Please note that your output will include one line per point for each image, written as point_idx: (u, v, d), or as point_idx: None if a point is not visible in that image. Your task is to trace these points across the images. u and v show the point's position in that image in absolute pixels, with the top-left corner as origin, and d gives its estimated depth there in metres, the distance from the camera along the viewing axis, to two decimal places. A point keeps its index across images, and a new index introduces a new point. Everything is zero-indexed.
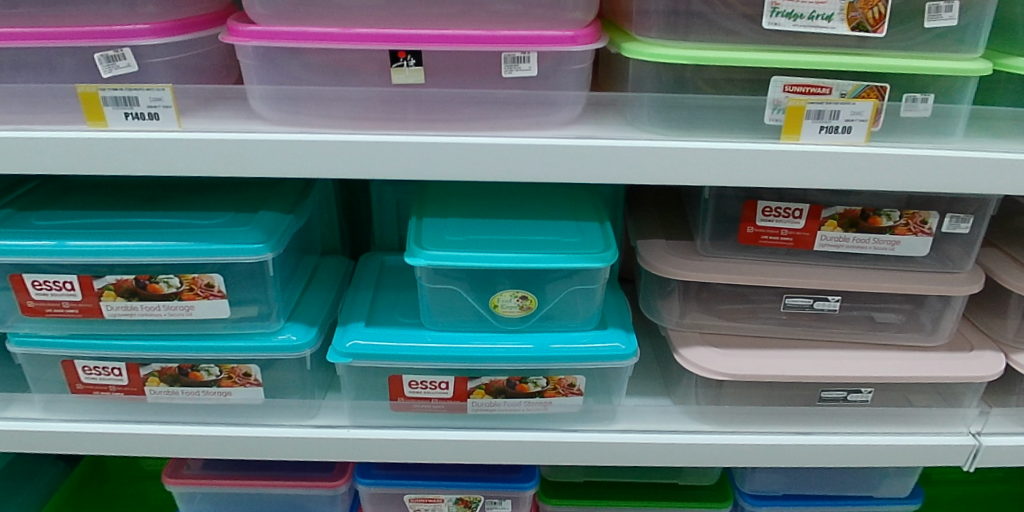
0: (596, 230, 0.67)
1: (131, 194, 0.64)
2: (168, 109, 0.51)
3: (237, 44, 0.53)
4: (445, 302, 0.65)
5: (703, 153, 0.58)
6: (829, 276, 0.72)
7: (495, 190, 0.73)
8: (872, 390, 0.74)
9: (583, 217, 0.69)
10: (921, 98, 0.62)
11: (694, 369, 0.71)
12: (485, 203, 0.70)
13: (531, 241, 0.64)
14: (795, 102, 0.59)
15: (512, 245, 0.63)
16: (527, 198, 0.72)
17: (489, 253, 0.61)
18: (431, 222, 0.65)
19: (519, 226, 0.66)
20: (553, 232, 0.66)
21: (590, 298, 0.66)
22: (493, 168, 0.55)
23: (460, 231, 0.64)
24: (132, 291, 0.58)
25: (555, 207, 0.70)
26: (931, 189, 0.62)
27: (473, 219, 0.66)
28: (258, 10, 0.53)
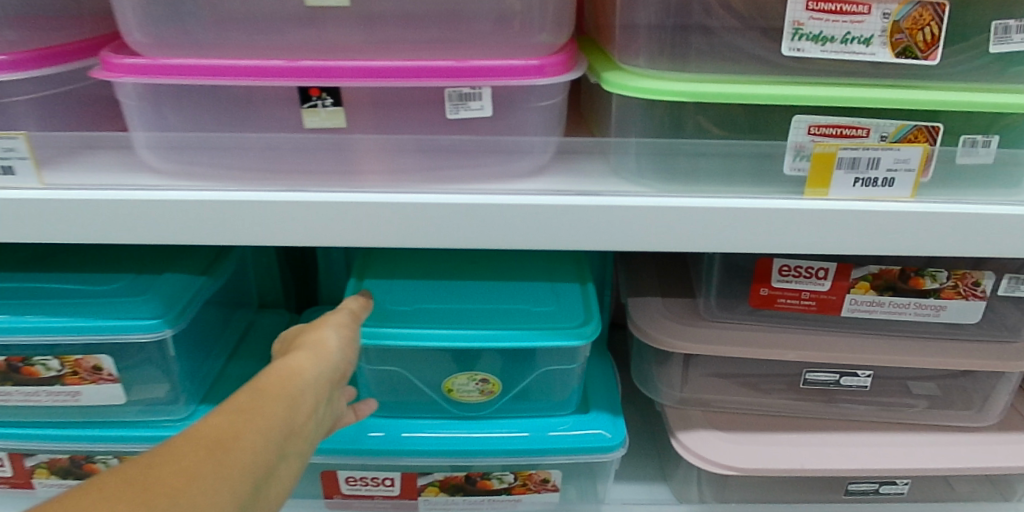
0: (577, 294, 0.55)
1: (16, 250, 0.53)
2: (25, 161, 0.41)
3: (112, 80, 0.42)
4: (390, 384, 0.54)
5: (704, 213, 0.46)
6: (859, 348, 0.60)
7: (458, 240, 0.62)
8: (909, 481, 0.61)
9: (562, 278, 0.57)
10: (982, 141, 0.49)
11: (693, 460, 0.59)
12: (444, 259, 0.59)
13: (495, 310, 0.52)
14: (823, 149, 0.47)
15: (471, 316, 0.52)
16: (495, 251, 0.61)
17: (442, 329, 0.50)
18: (375, 285, 0.54)
19: (482, 290, 0.55)
20: (523, 297, 0.54)
21: (568, 379, 0.55)
22: (436, 234, 0.43)
23: (409, 297, 0.53)
24: (4, 374, 0.48)
25: (529, 264, 0.59)
26: (991, 255, 0.50)
27: (427, 280, 0.55)
28: (137, 37, 0.42)
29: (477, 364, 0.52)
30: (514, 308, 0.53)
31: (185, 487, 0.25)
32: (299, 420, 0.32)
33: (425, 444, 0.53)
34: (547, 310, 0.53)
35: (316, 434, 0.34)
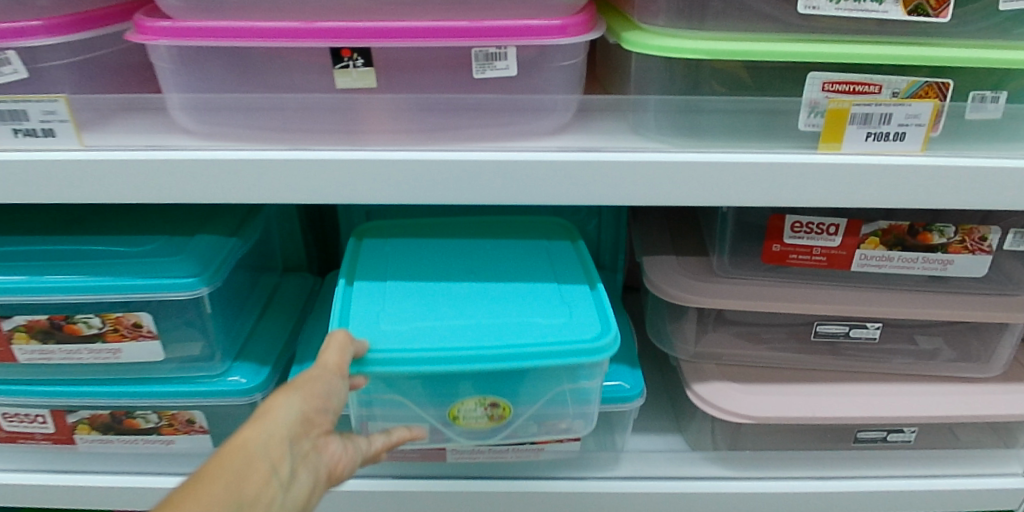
0: (587, 304, 0.52)
1: (50, 217, 0.55)
2: (65, 123, 0.42)
3: (145, 43, 0.43)
4: (389, 410, 0.52)
5: (725, 168, 0.47)
6: (869, 302, 0.62)
7: (456, 246, 0.59)
8: (915, 429, 0.64)
9: (569, 286, 0.54)
10: (992, 96, 0.51)
11: (709, 409, 0.62)
12: (441, 267, 0.56)
13: (499, 325, 0.49)
14: (837, 105, 0.49)
15: (473, 332, 0.48)
16: (496, 256, 0.58)
17: (442, 351, 0.47)
18: (368, 300, 0.51)
19: (484, 304, 0.51)
20: (528, 310, 0.51)
21: (579, 393, 0.53)
22: (465, 191, 0.45)
23: (407, 313, 0.50)
24: (48, 332, 0.50)
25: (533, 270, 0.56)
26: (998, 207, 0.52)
27: (425, 292, 0.52)
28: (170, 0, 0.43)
29: (482, 388, 0.51)
30: (519, 321, 0.50)
31: None
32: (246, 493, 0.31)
33: None
34: (555, 323, 0.50)
35: (277, 503, 0.33)
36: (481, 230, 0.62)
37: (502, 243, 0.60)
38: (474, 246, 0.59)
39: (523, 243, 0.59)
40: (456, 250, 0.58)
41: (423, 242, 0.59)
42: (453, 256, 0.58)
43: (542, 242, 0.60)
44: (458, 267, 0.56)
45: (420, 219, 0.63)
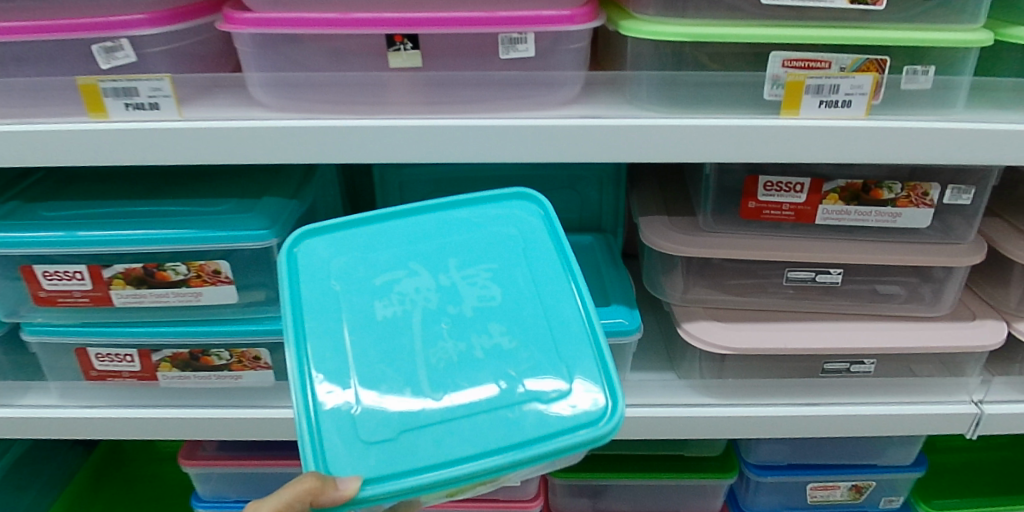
0: (589, 363, 0.44)
1: (134, 184, 0.65)
2: (168, 98, 0.52)
3: (234, 31, 0.53)
4: None
5: (704, 130, 0.58)
6: (832, 250, 0.72)
7: (415, 267, 0.49)
8: (874, 361, 0.75)
9: (557, 320, 0.46)
10: (922, 70, 0.61)
11: (696, 343, 0.72)
12: (400, 306, 0.47)
13: (489, 416, 0.42)
14: (794, 77, 0.59)
15: (461, 433, 0.42)
16: (468, 287, 0.48)
17: (431, 472, 0.40)
18: (322, 387, 0.43)
19: (465, 388, 0.44)
20: (518, 383, 0.44)
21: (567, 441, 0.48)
22: (496, 149, 0.55)
23: (374, 416, 0.42)
24: (141, 279, 0.59)
25: (518, 315, 0.47)
26: (931, 161, 0.62)
27: (388, 363, 0.44)
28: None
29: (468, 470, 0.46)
30: (514, 406, 0.43)
31: None
32: None
33: None
34: (555, 400, 0.43)
35: None
36: (445, 229, 0.51)
37: (474, 261, 0.50)
38: (438, 266, 0.49)
39: (500, 259, 0.50)
40: (418, 281, 0.48)
41: (375, 258, 0.50)
42: (415, 296, 0.47)
43: (521, 250, 0.50)
44: (421, 320, 0.46)
45: (364, 215, 0.52)
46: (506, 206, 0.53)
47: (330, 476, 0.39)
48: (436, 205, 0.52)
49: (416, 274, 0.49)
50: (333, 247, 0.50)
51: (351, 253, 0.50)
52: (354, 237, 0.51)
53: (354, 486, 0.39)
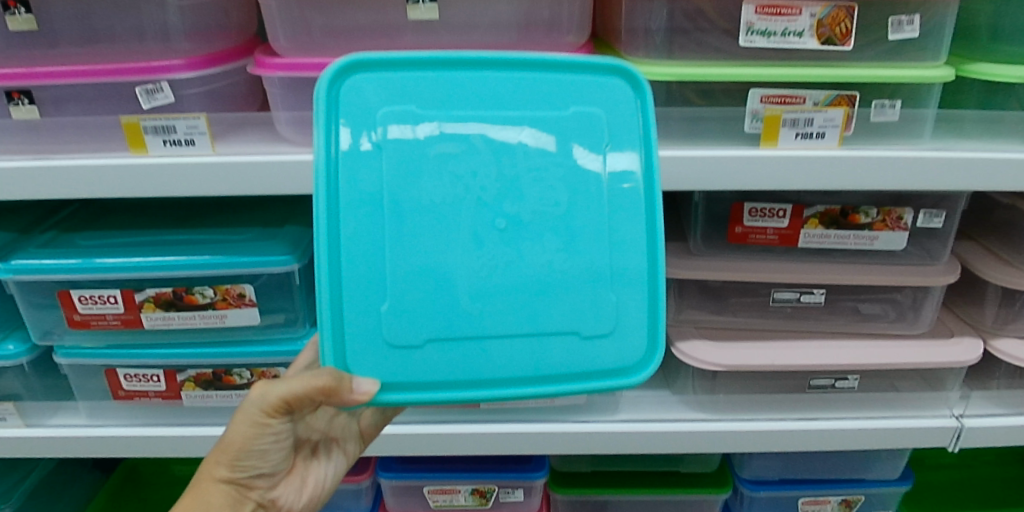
0: (638, 309, 0.51)
1: (165, 213, 0.70)
2: (203, 135, 0.59)
3: (265, 74, 0.59)
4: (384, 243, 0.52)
5: (688, 161, 0.63)
6: (816, 272, 0.77)
7: (476, 143, 0.48)
8: (858, 377, 0.79)
9: (619, 250, 0.50)
10: (890, 104, 0.67)
11: (689, 361, 0.76)
12: (456, 190, 0.48)
13: (521, 344, 0.49)
14: (771, 112, 0.65)
15: (492, 348, 0.49)
16: (530, 182, 0.48)
17: (458, 389, 0.49)
18: (364, 278, 0.47)
19: (505, 307, 0.49)
20: (562, 318, 0.50)
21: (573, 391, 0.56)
22: None
23: (409, 317, 0.48)
24: (170, 302, 0.64)
25: (573, 232, 0.49)
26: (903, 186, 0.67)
27: (437, 268, 0.48)
28: (282, 43, 0.60)
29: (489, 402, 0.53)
30: (549, 336, 0.50)
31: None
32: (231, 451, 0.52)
33: None
34: (590, 339, 0.50)
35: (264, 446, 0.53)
36: (517, 95, 0.49)
37: (541, 145, 0.49)
38: (503, 147, 0.48)
39: (568, 149, 0.49)
40: (478, 161, 0.48)
41: (430, 119, 0.48)
42: (469, 181, 0.48)
43: (594, 142, 0.50)
44: (474, 212, 0.48)
45: (422, 58, 0.48)
46: (588, 78, 0.50)
47: (347, 379, 0.46)
48: (506, 64, 0.49)
49: (473, 149, 0.48)
50: (384, 92, 0.48)
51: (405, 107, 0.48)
52: (411, 82, 0.48)
53: (370, 387, 0.47)
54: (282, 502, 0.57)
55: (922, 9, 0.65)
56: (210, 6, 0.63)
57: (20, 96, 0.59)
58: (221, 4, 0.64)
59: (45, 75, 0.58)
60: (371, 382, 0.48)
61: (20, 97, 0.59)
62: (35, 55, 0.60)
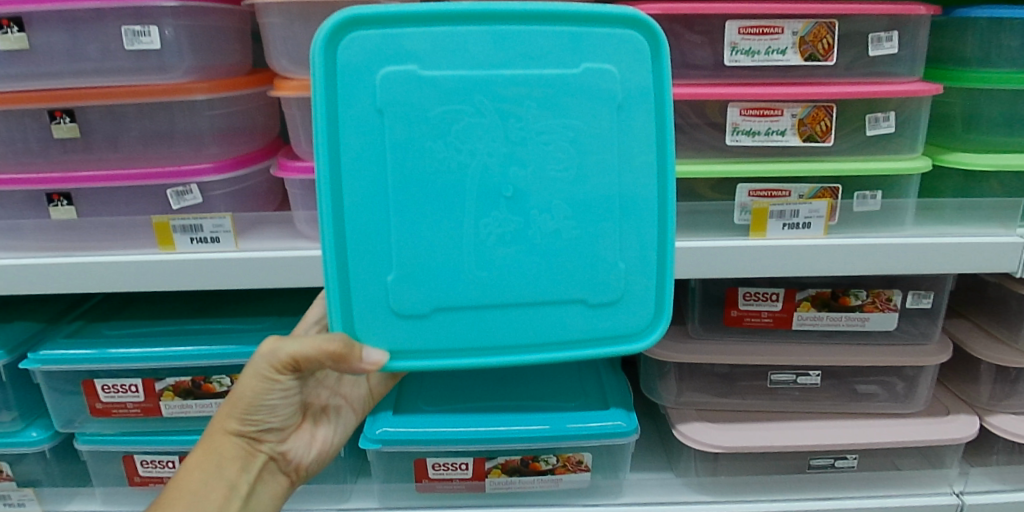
0: (647, 275, 0.54)
1: (185, 305, 0.75)
2: (228, 232, 0.63)
3: (288, 177, 0.65)
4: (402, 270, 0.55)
5: (682, 251, 0.67)
6: (809, 353, 0.80)
7: (483, 106, 0.48)
8: (857, 456, 0.80)
9: (631, 221, 0.52)
10: (870, 194, 0.71)
11: (690, 444, 0.78)
12: (462, 157, 0.49)
13: (532, 312, 0.52)
14: (759, 205, 0.69)
15: (500, 316, 0.52)
16: (539, 145, 0.49)
17: (468, 355, 0.52)
18: (374, 252, 0.49)
19: (512, 271, 0.51)
20: (566, 284, 0.52)
21: None
22: None
23: (414, 284, 0.50)
24: (187, 390, 0.67)
25: (580, 197, 0.51)
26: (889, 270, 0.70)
27: (444, 237, 0.50)
28: (305, 148, 0.66)
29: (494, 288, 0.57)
30: (557, 300, 0.52)
31: (183, 476, 0.53)
32: (242, 407, 0.53)
33: (479, 434, 0.71)
34: (596, 305, 0.53)
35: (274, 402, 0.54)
36: (525, 58, 0.48)
37: (550, 115, 0.49)
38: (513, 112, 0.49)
39: (573, 110, 0.49)
40: (484, 130, 0.48)
41: (434, 81, 0.47)
42: (476, 147, 0.49)
43: (603, 111, 0.50)
44: (482, 179, 0.49)
45: (422, 13, 0.46)
46: (599, 40, 0.49)
47: (358, 347, 0.49)
48: (515, 26, 0.48)
49: (479, 112, 0.48)
50: (382, 55, 0.47)
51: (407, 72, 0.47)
52: (413, 43, 0.47)
53: (379, 358, 0.50)
54: (292, 456, 0.58)
55: (898, 107, 0.70)
56: (238, 113, 0.68)
57: (60, 198, 0.64)
58: (247, 110, 0.70)
59: (82, 179, 0.63)
60: (380, 354, 0.50)
61: (59, 199, 0.64)
62: (73, 159, 0.65)
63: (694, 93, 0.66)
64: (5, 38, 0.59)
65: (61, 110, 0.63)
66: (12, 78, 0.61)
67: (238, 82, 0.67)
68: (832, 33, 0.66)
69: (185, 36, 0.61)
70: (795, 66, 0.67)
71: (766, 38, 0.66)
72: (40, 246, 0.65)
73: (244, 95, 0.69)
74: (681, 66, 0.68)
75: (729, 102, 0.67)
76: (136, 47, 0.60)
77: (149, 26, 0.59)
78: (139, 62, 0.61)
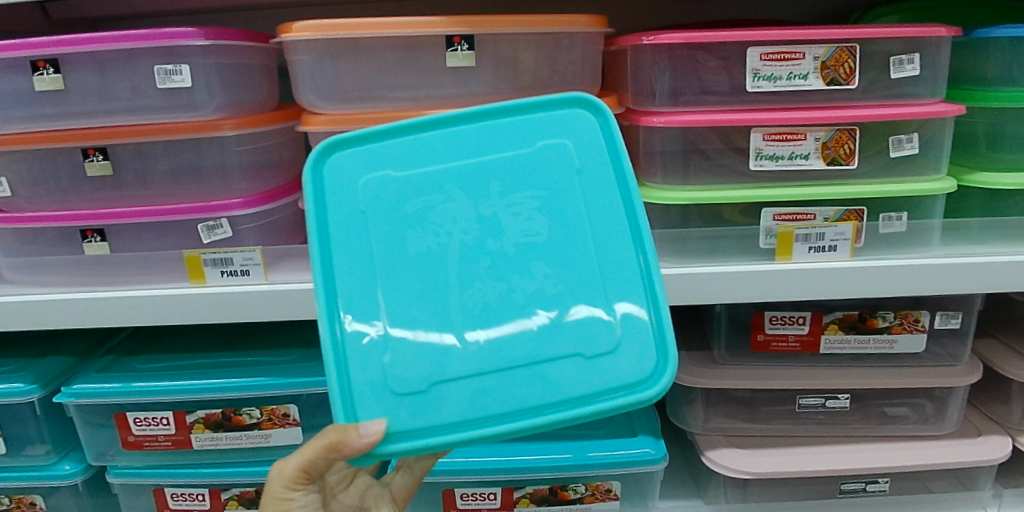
0: (641, 319, 0.49)
1: (214, 339, 0.76)
2: (258, 265, 0.64)
3: None
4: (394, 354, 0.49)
5: (708, 278, 0.67)
6: (837, 378, 0.79)
7: (454, 192, 0.50)
8: (888, 479, 0.80)
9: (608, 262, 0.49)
10: (896, 216, 0.70)
11: (719, 469, 0.78)
12: (436, 237, 0.49)
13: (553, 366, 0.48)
14: (784, 228, 0.69)
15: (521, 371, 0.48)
16: (510, 217, 0.50)
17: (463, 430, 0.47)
18: (350, 328, 0.47)
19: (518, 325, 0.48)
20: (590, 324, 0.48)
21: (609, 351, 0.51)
22: None
23: (399, 347, 0.47)
24: (218, 423, 0.67)
25: (562, 254, 0.49)
26: (922, 292, 0.68)
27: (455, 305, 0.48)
28: None
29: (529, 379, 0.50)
30: (585, 355, 0.48)
31: None
32: None
33: (505, 464, 0.71)
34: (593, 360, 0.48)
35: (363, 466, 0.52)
36: (478, 146, 0.51)
37: (516, 185, 0.51)
38: (480, 189, 0.50)
39: (535, 180, 0.51)
40: (453, 213, 0.50)
41: (408, 178, 0.50)
42: (452, 225, 0.50)
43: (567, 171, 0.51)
44: (461, 253, 0.49)
45: (385, 129, 0.51)
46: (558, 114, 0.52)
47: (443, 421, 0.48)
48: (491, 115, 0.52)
49: (452, 198, 0.50)
50: (360, 163, 0.51)
51: (374, 173, 0.51)
52: (399, 153, 0.51)
53: (379, 427, 0.45)
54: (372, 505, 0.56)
55: (921, 129, 0.69)
56: (265, 148, 0.69)
57: (93, 234, 0.65)
58: (275, 145, 0.71)
59: (115, 215, 0.65)
60: (380, 422, 0.46)
61: (93, 234, 0.65)
62: (106, 196, 0.66)
63: (715, 119, 0.67)
64: (39, 79, 0.60)
65: (95, 148, 0.64)
66: (45, 117, 0.62)
67: (266, 118, 0.68)
68: (853, 57, 0.66)
69: (213, 74, 0.62)
70: (816, 90, 0.67)
71: (786, 64, 0.66)
72: (74, 282, 0.66)
73: (272, 130, 0.70)
74: (701, 92, 0.68)
75: (751, 126, 0.67)
76: (167, 85, 0.61)
77: (180, 65, 0.60)
78: (170, 100, 0.62)
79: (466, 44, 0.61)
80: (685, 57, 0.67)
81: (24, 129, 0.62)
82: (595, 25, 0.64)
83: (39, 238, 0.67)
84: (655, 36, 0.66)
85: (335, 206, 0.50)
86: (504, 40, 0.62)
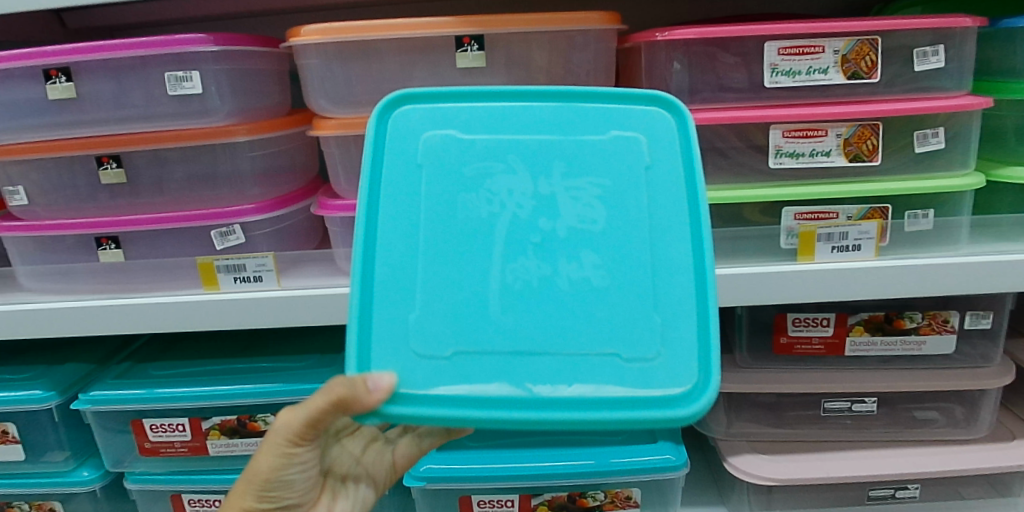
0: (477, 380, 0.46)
1: (230, 344, 0.78)
2: (270, 271, 0.63)
3: (328, 215, 0.67)
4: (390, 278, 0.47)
5: (729, 279, 0.65)
6: (862, 380, 0.77)
7: (514, 163, 0.49)
8: (919, 486, 0.77)
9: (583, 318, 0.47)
10: (922, 213, 0.68)
11: (742, 476, 0.77)
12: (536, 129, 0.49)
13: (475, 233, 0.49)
14: (806, 228, 0.67)
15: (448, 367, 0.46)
16: (570, 200, 0.48)
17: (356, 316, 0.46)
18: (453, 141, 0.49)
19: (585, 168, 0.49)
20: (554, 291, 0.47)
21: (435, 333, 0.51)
22: None
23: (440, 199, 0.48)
24: (233, 429, 0.69)
25: (619, 246, 0.47)
26: (954, 292, 0.66)
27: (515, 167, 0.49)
28: (344, 186, 0.67)
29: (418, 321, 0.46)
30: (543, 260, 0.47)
31: None
32: None
33: (522, 470, 0.70)
34: (630, 362, 0.46)
35: None
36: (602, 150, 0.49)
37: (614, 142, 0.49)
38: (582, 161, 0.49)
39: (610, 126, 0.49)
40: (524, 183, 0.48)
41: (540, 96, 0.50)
42: (506, 199, 0.48)
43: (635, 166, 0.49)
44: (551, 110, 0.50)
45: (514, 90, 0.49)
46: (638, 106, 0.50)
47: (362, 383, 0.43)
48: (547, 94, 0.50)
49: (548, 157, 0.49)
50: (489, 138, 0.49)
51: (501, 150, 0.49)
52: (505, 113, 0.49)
53: (389, 381, 0.44)
54: None
55: (947, 123, 0.67)
56: (278, 153, 0.69)
57: (108, 241, 0.66)
58: (287, 150, 0.71)
59: (130, 223, 0.65)
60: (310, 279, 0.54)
61: (107, 242, 0.66)
62: (120, 203, 0.66)
63: (731, 117, 0.65)
64: (52, 88, 0.61)
65: (109, 155, 0.64)
66: (59, 126, 0.62)
67: (278, 123, 0.68)
68: (875, 49, 0.64)
69: (225, 80, 0.62)
70: (837, 85, 0.65)
71: (806, 58, 0.64)
72: (92, 289, 0.66)
73: (285, 134, 0.70)
74: (719, 90, 0.66)
75: (770, 124, 0.66)
76: (178, 92, 0.61)
77: (190, 71, 0.60)
78: (181, 107, 0.62)
79: (476, 44, 0.60)
80: (701, 53, 0.65)
81: (38, 138, 0.63)
82: (609, 21, 0.62)
83: (56, 246, 0.67)
84: (669, 32, 0.64)
85: (406, 234, 0.47)
86: (516, 39, 0.61)
